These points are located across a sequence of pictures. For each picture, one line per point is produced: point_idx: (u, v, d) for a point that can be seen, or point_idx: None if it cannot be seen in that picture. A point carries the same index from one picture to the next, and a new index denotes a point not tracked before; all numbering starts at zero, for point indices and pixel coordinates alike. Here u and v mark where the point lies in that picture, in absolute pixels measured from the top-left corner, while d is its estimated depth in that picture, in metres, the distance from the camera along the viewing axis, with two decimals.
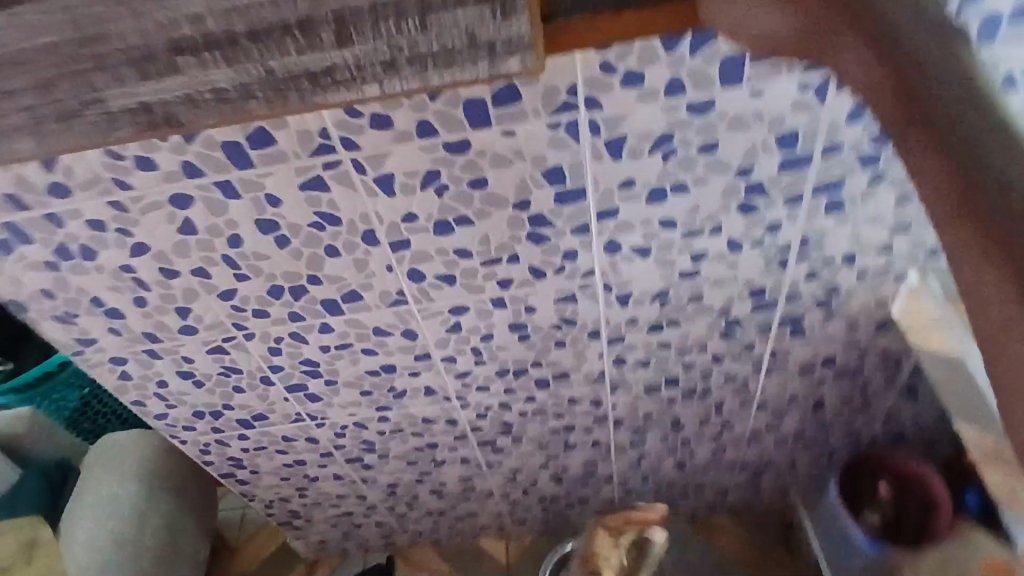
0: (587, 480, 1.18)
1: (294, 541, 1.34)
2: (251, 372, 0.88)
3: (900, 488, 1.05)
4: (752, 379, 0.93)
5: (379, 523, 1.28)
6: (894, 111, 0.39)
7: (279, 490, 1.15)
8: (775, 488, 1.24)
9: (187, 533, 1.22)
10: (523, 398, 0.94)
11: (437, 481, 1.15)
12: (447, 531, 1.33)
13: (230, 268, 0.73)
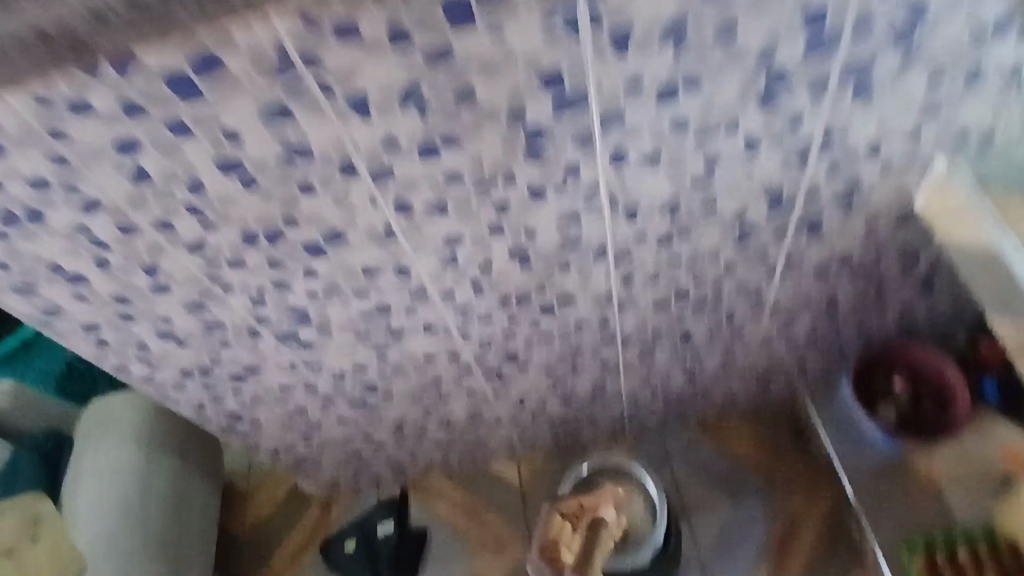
0: (596, 400, 1.16)
1: (306, 483, 1.33)
2: (237, 325, 0.83)
3: (916, 380, 1.08)
4: (766, 285, 0.89)
5: (389, 459, 1.27)
6: None
7: (284, 438, 1.13)
8: (784, 389, 1.23)
9: (193, 490, 1.21)
10: (528, 326, 0.90)
11: (444, 414, 1.12)
12: (459, 460, 1.32)
13: (195, 218, 0.66)
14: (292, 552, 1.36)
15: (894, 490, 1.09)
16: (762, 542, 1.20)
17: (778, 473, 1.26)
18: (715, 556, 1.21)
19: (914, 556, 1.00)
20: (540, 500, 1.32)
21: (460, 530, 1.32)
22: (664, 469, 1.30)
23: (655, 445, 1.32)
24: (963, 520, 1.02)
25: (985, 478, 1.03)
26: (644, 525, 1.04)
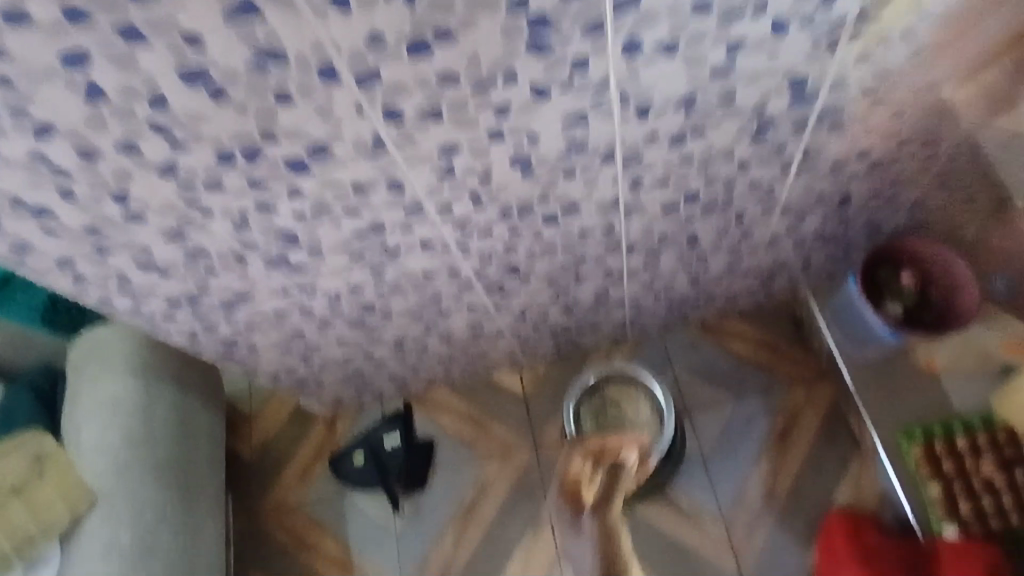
0: (599, 307, 1.14)
1: (309, 402, 1.33)
2: (222, 252, 0.78)
3: (924, 272, 1.07)
4: (779, 183, 0.85)
5: (392, 376, 1.26)
6: None
7: (283, 362, 1.11)
8: (787, 286, 1.22)
9: (193, 416, 1.21)
10: (530, 239, 0.85)
11: (445, 330, 1.09)
12: (462, 372, 1.32)
13: (162, 138, 0.59)
14: (301, 468, 1.38)
15: (894, 381, 1.14)
16: (762, 437, 1.23)
17: (777, 370, 1.27)
18: (717, 453, 1.23)
19: (913, 443, 1.06)
20: (544, 407, 1.33)
21: (466, 439, 1.33)
22: (666, 372, 1.30)
23: (656, 347, 1.32)
24: (961, 408, 1.09)
25: (985, 366, 1.10)
26: (654, 430, 1.05)
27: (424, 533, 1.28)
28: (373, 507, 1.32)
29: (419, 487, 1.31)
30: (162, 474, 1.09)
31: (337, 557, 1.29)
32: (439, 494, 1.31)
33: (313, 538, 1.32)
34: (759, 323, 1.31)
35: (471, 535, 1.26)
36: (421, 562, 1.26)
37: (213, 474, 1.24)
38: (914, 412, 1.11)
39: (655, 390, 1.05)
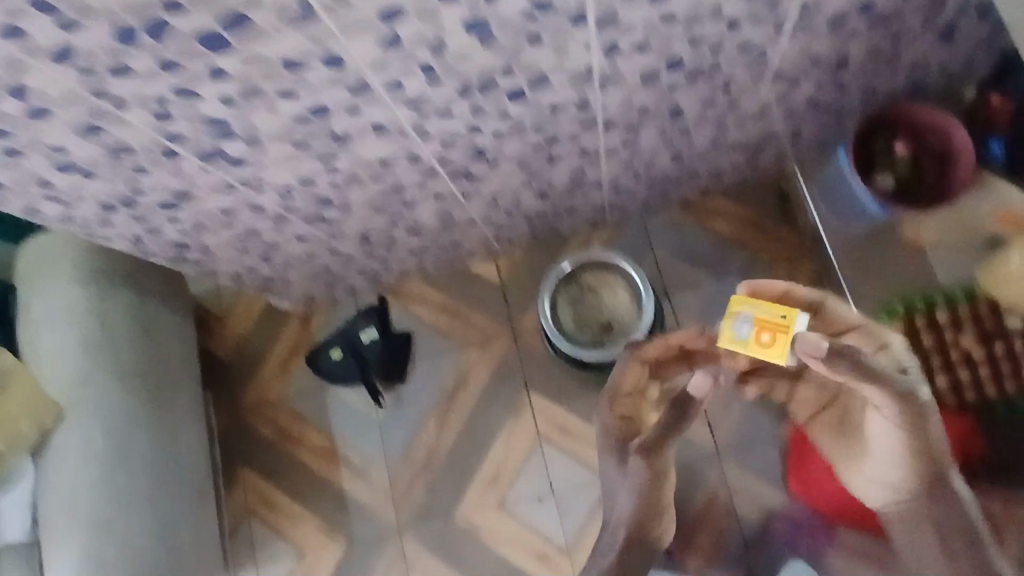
0: (576, 190, 1.07)
1: (278, 299, 1.29)
2: (149, 148, 0.70)
3: (918, 144, 1.02)
4: (772, 44, 0.76)
5: (361, 270, 1.21)
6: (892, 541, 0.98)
7: (242, 261, 1.04)
8: (773, 160, 1.15)
9: (157, 320, 1.16)
10: (495, 118, 0.77)
11: (412, 221, 1.03)
12: (435, 263, 1.27)
13: (45, 14, 0.49)
14: (279, 365, 1.36)
15: (878, 257, 1.10)
16: None
17: (760, 249, 1.23)
18: None
19: (894, 319, 1.07)
20: (522, 295, 1.30)
21: (443, 330, 1.31)
22: (646, 254, 1.26)
23: (636, 229, 1.27)
24: (944, 282, 1.07)
25: (971, 238, 1.04)
26: (634, 321, 1.01)
27: (406, 422, 1.28)
28: (354, 400, 1.31)
29: (399, 379, 1.29)
30: (131, 382, 1.05)
31: (321, 448, 1.30)
32: (420, 384, 1.30)
33: (296, 431, 1.32)
34: (743, 200, 1.26)
35: (452, 422, 1.27)
36: (405, 450, 1.27)
37: (186, 376, 1.22)
38: (897, 285, 1.09)
39: (636, 277, 1.00)
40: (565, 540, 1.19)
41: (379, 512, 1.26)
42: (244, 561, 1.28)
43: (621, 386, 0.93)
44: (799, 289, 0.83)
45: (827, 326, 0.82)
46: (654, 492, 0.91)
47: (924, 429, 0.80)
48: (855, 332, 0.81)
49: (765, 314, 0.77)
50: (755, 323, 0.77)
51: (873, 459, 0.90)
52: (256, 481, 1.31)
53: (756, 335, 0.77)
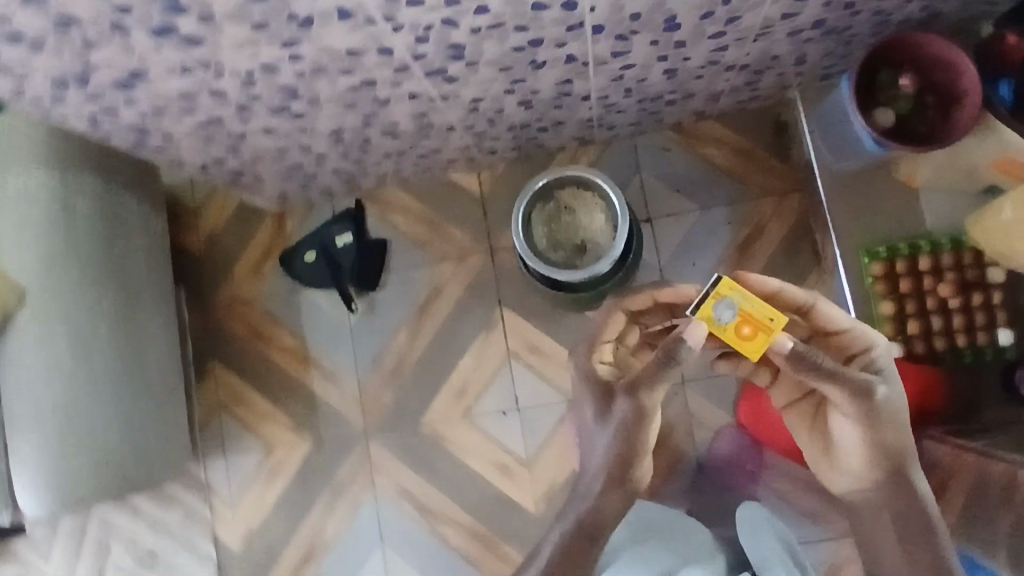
0: (561, 102, 1.02)
1: (252, 196, 1.25)
2: (93, 18, 0.64)
3: (923, 77, 0.98)
4: None
5: (336, 171, 1.17)
6: (876, 511, 0.93)
7: (208, 152, 1.00)
8: (773, 85, 1.09)
9: (123, 211, 1.13)
10: (473, 13, 0.71)
11: (387, 122, 0.98)
12: (414, 170, 1.23)
13: None
14: (252, 264, 1.34)
15: (868, 194, 1.07)
16: (722, 247, 1.19)
17: (750, 179, 1.20)
18: (676, 261, 1.20)
19: (874, 262, 1.05)
20: (502, 210, 1.27)
21: (421, 240, 1.28)
22: (633, 176, 1.22)
23: (625, 150, 1.23)
24: (932, 227, 1.06)
25: (965, 184, 1.03)
26: (608, 242, 0.98)
27: (378, 329, 1.28)
28: (327, 303, 1.30)
29: (372, 286, 1.28)
30: (95, 272, 1.03)
31: (292, 349, 1.31)
32: (394, 292, 1.28)
33: (268, 330, 1.32)
34: (737, 126, 1.21)
35: (423, 332, 1.27)
36: (375, 356, 1.28)
37: (152, 269, 1.21)
38: (882, 226, 1.07)
39: (611, 195, 0.97)
40: (526, 453, 1.22)
41: (347, 414, 1.27)
42: (214, 451, 1.31)
43: (604, 333, 0.95)
44: (791, 289, 0.84)
45: (837, 344, 0.87)
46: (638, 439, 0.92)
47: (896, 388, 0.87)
48: (854, 335, 0.85)
49: (751, 306, 0.75)
50: (738, 313, 0.75)
51: (839, 455, 0.92)
52: (227, 376, 1.32)
53: (728, 329, 0.76)
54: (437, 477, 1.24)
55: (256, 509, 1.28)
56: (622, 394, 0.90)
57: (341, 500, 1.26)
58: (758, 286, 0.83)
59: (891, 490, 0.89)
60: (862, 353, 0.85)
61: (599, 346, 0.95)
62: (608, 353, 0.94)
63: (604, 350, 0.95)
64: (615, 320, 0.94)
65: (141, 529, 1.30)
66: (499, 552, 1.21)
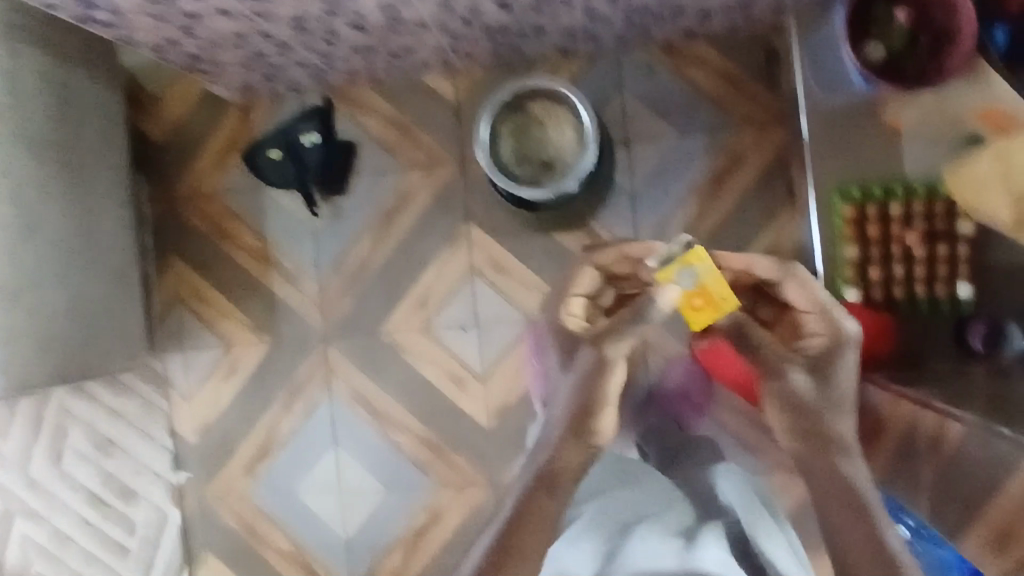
0: (542, 8, 0.96)
1: (212, 84, 1.19)
2: None
3: (923, 20, 0.98)
4: None
5: (302, 64, 1.11)
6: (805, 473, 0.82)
7: (161, 31, 0.94)
8: (769, 8, 1.03)
9: (74, 90, 1.07)
10: None
11: (354, 13, 0.92)
12: (386, 70, 1.17)
13: None
14: (214, 157, 1.29)
15: (854, 136, 1.03)
16: (697, 177, 1.16)
17: (733, 108, 1.15)
18: (648, 188, 1.17)
19: (846, 203, 1.03)
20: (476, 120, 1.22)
21: (390, 145, 1.24)
22: (613, 95, 1.17)
23: (608, 66, 1.17)
24: (909, 170, 1.02)
25: (952, 131, 0.99)
26: (576, 160, 0.96)
27: (341, 235, 1.26)
28: (290, 204, 1.27)
29: (339, 189, 1.25)
30: (40, 152, 0.99)
31: (253, 248, 1.28)
32: (359, 197, 1.25)
33: (229, 227, 1.29)
34: (727, 50, 1.15)
35: (387, 241, 1.24)
36: (336, 262, 1.26)
37: (107, 155, 1.16)
38: (862, 167, 1.03)
39: (582, 111, 0.94)
40: (481, 367, 1.23)
41: (306, 317, 1.27)
42: (171, 344, 1.31)
43: (575, 286, 0.82)
44: (759, 265, 0.78)
45: (795, 326, 0.79)
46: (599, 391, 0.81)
47: (827, 371, 0.79)
48: (813, 315, 0.77)
49: (713, 285, 0.74)
50: (696, 285, 0.75)
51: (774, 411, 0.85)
52: (185, 271, 1.31)
53: (684, 298, 0.75)
54: (393, 384, 1.25)
55: (213, 403, 1.30)
56: (586, 347, 0.82)
57: (298, 400, 1.27)
58: (729, 262, 0.78)
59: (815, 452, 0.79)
60: (816, 337, 0.78)
61: (571, 298, 0.82)
62: (576, 309, 0.82)
63: (573, 304, 0.82)
64: (585, 276, 0.81)
65: (98, 415, 1.30)
66: (448, 459, 1.24)
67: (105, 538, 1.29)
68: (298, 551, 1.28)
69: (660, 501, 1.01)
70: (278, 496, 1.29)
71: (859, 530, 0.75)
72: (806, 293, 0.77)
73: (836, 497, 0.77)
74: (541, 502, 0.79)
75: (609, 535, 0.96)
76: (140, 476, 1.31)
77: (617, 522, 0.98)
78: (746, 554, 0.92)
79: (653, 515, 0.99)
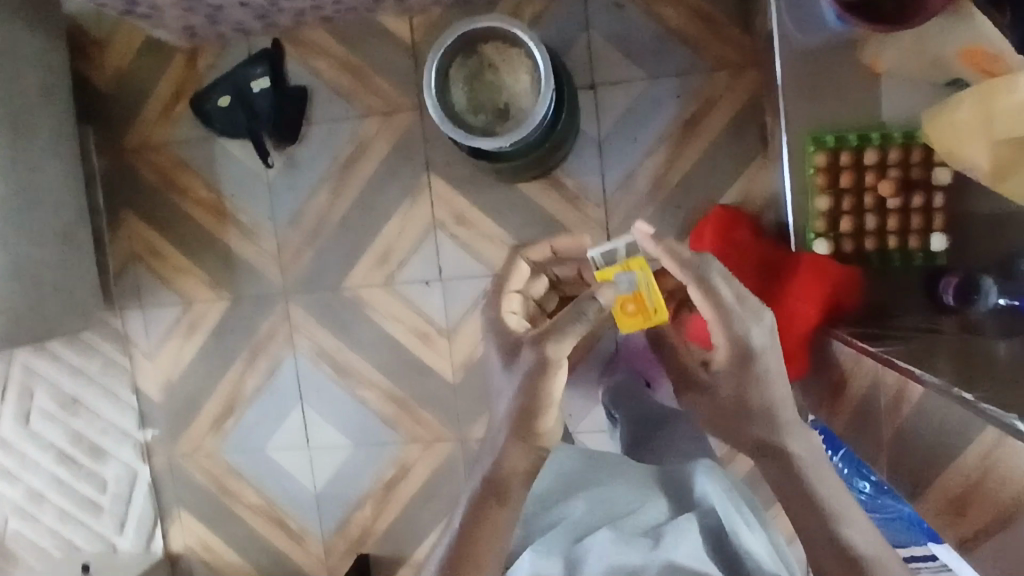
0: None
1: (152, 27, 1.11)
2: None
3: None
4: None
5: (246, 6, 1.03)
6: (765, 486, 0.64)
7: None
8: None
9: (14, 41, 1.00)
10: None
11: None
12: (337, 10, 1.09)
13: None
14: (162, 106, 1.22)
15: (828, 79, 1.00)
16: (667, 123, 1.11)
17: (707, 48, 1.09)
18: (616, 136, 1.12)
19: (818, 151, 0.99)
20: None
21: (345, 92, 1.18)
22: (580, 35, 1.10)
23: (575, 3, 1.10)
24: (886, 118, 1.01)
25: (928, 75, 0.96)
26: (532, 106, 0.90)
27: (297, 187, 1.21)
28: (244, 156, 1.21)
29: (292, 139, 1.19)
30: None
31: (207, 202, 1.23)
32: (316, 148, 1.19)
33: (181, 180, 1.24)
34: None
35: (345, 193, 1.20)
36: (294, 216, 1.21)
37: (49, 110, 1.09)
38: (835, 111, 1.01)
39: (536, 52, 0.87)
40: (447, 322, 1.20)
41: (265, 273, 1.23)
42: (130, 301, 1.28)
43: (510, 279, 0.71)
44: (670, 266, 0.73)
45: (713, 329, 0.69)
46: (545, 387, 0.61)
47: (747, 376, 0.65)
48: (717, 324, 0.65)
49: (648, 292, 0.66)
50: (633, 291, 0.66)
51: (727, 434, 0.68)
52: (138, 226, 1.26)
53: (618, 304, 0.66)
54: (357, 341, 1.23)
55: (175, 362, 1.28)
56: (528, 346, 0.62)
57: (261, 358, 1.25)
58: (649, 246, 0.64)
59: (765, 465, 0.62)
60: (719, 348, 0.66)
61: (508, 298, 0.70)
62: (518, 304, 0.70)
63: (510, 301, 0.70)
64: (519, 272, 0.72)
65: (62, 375, 1.31)
66: (415, 415, 1.23)
67: (75, 495, 1.32)
68: (269, 505, 1.29)
69: (630, 486, 0.70)
70: (246, 454, 1.28)
71: (820, 541, 0.56)
72: (710, 300, 0.65)
73: (791, 503, 0.59)
74: (494, 514, 0.59)
75: (566, 539, 0.65)
76: (108, 435, 1.32)
77: (581, 526, 0.67)
78: (736, 560, 0.62)
79: (628, 513, 0.67)
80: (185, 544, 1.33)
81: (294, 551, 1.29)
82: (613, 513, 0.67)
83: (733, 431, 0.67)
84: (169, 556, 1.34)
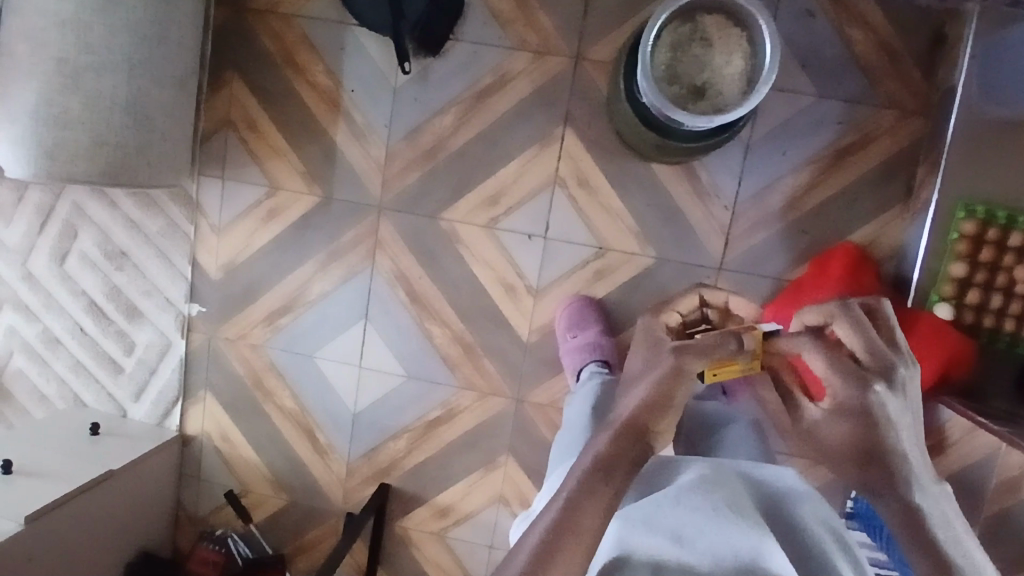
0: None
1: None
2: None
3: None
4: None
5: None
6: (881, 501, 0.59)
7: None
8: None
9: None
10: None
11: None
12: None
13: None
14: None
15: (998, 156, 1.00)
16: (821, 147, 1.08)
17: (882, 83, 1.06)
18: (766, 144, 1.09)
19: (967, 219, 0.99)
20: (606, 14, 1.09)
21: (503, 17, 1.11)
22: None
23: None
24: None
25: None
26: (734, 94, 0.85)
27: (424, 101, 1.14)
28: (376, 52, 1.14)
29: (434, 51, 1.12)
30: None
31: (323, 89, 1.15)
32: (454, 66, 1.13)
33: (301, 58, 1.15)
34: (896, 17, 1.04)
35: (473, 120, 1.13)
36: (412, 130, 1.15)
37: None
38: (994, 186, 1.00)
39: (765, 40, 0.83)
40: (538, 281, 1.17)
41: (366, 179, 1.17)
42: (212, 169, 1.20)
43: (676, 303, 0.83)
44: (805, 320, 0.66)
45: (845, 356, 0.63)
46: (674, 391, 0.64)
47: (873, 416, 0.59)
48: (834, 377, 0.61)
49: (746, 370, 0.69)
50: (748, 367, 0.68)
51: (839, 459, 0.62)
52: (242, 93, 1.17)
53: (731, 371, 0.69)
54: (441, 275, 1.18)
55: (245, 243, 1.21)
56: (667, 353, 0.66)
57: (338, 264, 1.20)
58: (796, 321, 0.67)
59: (885, 491, 0.58)
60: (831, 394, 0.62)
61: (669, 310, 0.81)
62: (674, 319, 0.80)
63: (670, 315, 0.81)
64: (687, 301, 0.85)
65: (114, 225, 1.23)
66: (478, 364, 1.20)
67: (99, 351, 1.27)
68: (302, 412, 1.26)
69: (725, 486, 0.65)
70: (294, 357, 1.24)
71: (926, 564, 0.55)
72: (858, 332, 0.62)
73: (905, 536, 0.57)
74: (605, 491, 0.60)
75: (651, 524, 0.61)
76: (149, 298, 1.25)
77: (668, 511, 0.63)
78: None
79: (720, 509, 0.61)
80: (202, 429, 1.29)
81: (315, 465, 1.27)
82: (706, 506, 0.62)
83: (850, 456, 0.60)
84: (182, 437, 1.29)
